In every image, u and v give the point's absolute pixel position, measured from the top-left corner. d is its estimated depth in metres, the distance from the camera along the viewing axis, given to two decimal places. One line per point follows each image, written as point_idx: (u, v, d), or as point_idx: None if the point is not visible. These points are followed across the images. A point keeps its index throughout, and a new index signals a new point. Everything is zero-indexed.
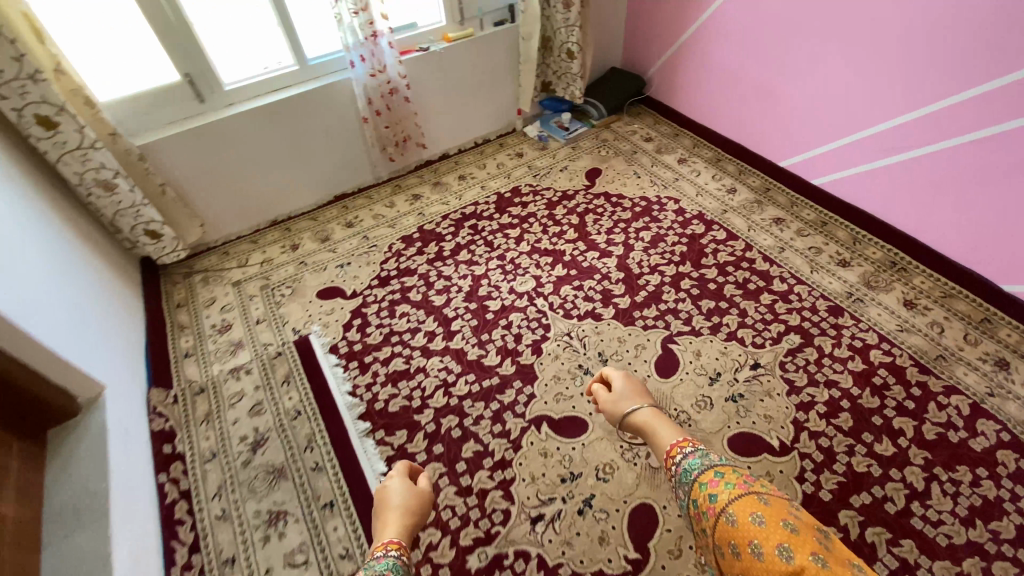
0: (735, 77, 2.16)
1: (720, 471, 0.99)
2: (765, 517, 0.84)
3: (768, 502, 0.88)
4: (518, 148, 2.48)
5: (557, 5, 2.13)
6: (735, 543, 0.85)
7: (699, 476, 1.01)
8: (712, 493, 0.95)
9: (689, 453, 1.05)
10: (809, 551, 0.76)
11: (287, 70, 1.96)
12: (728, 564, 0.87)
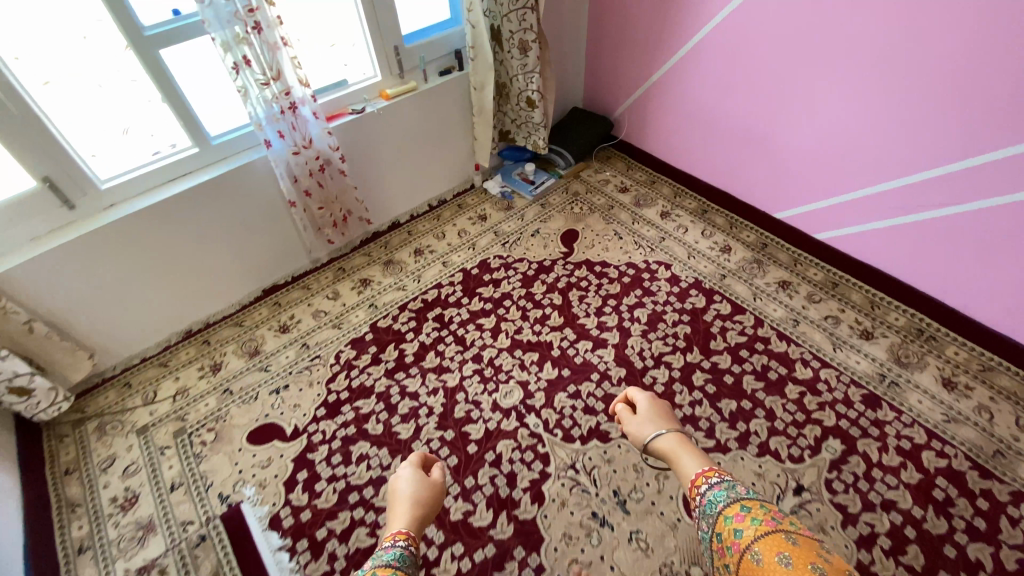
0: (718, 120, 1.92)
1: (746, 505, 0.88)
2: (794, 558, 0.73)
3: (796, 540, 0.76)
4: (479, 209, 2.15)
5: (512, 50, 1.83)
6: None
7: (723, 509, 0.90)
8: (736, 529, 0.84)
9: (714, 484, 0.94)
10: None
11: (185, 155, 1.55)
12: None
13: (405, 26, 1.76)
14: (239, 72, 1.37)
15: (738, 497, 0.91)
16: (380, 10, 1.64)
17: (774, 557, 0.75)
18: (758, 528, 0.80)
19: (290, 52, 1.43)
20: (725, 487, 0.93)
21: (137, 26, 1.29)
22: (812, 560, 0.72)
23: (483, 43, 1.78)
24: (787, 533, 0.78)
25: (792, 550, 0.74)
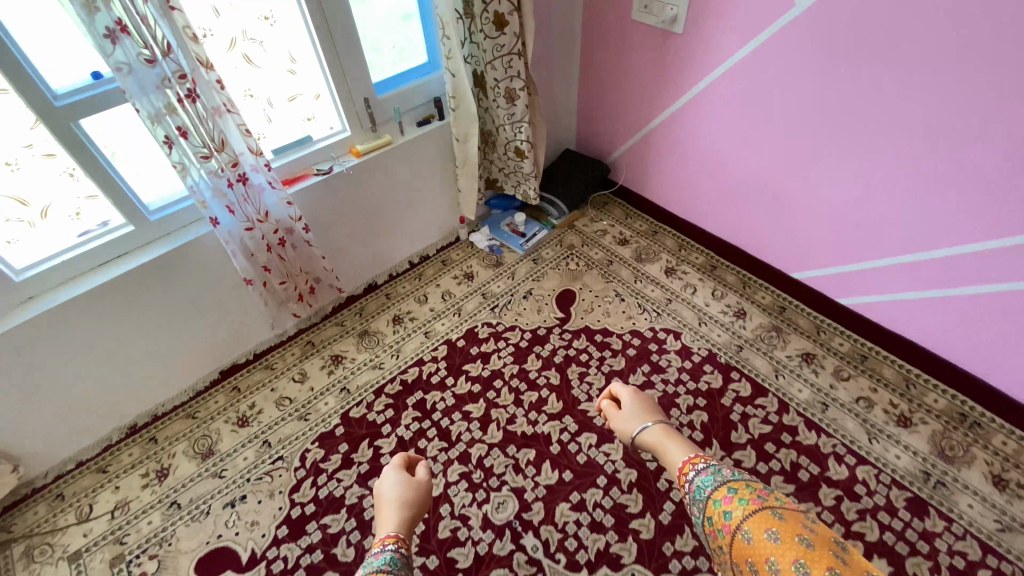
0: (725, 171, 1.74)
1: (733, 487, 0.82)
2: (780, 531, 0.69)
3: (783, 514, 0.72)
4: (465, 265, 1.95)
5: (497, 99, 1.64)
6: (751, 564, 0.69)
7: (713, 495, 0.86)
8: (725, 510, 0.79)
9: (698, 469, 0.87)
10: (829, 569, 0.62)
11: (119, 234, 1.34)
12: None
13: (376, 74, 1.57)
14: (173, 147, 1.15)
15: (728, 475, 0.86)
16: (346, 60, 1.46)
17: (761, 534, 0.71)
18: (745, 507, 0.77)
19: (236, 118, 1.22)
20: (713, 471, 0.86)
21: (48, 97, 1.08)
22: (801, 532, 0.68)
23: (465, 91, 1.60)
24: (772, 508, 0.74)
25: (778, 524, 0.70)
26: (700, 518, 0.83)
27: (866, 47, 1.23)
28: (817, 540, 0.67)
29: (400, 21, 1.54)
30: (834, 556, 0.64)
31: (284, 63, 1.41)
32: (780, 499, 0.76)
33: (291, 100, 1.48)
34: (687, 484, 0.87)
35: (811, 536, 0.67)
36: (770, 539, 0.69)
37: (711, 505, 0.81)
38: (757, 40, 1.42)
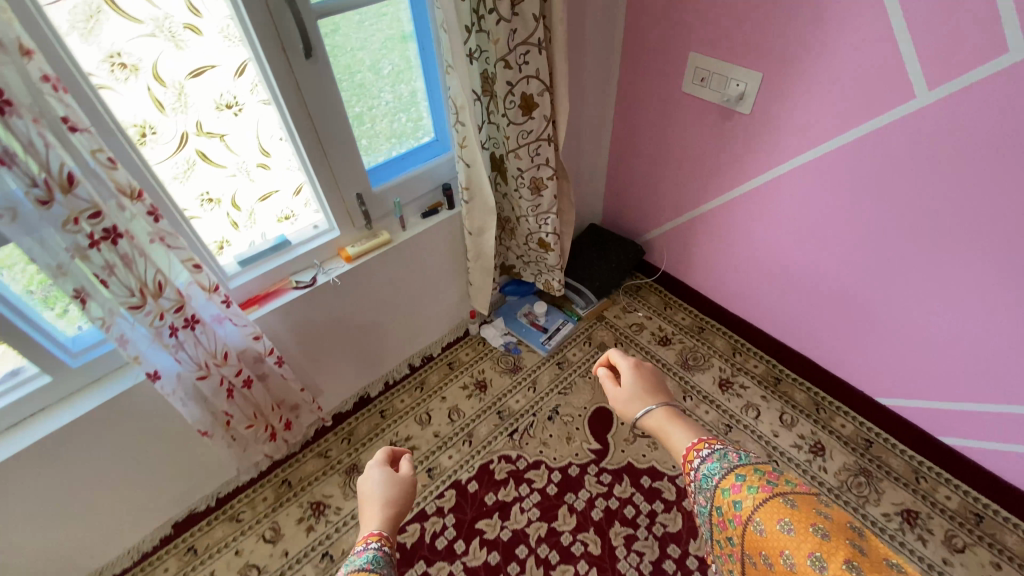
0: (794, 273, 1.43)
1: (741, 472, 0.69)
2: (795, 523, 0.59)
3: (796, 501, 0.62)
4: (476, 370, 1.61)
5: (520, 188, 1.35)
6: (766, 559, 0.61)
7: (720, 483, 0.70)
8: (733, 500, 0.67)
9: (706, 454, 0.74)
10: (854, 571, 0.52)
11: (33, 386, 1.02)
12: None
13: (371, 160, 1.28)
14: (89, 301, 0.84)
15: (740, 457, 0.72)
16: (332, 152, 1.15)
17: (775, 527, 0.60)
18: (756, 497, 0.64)
19: (180, 250, 0.90)
20: (720, 457, 0.73)
21: None
22: (815, 520, 0.58)
23: (480, 182, 1.30)
24: (785, 495, 0.62)
25: (792, 513, 0.60)
26: (707, 509, 0.71)
27: (1015, 160, 0.92)
28: (834, 526, 0.58)
29: (397, 96, 1.23)
30: (854, 550, 0.55)
31: (253, 157, 1.11)
32: (791, 479, 0.65)
33: (263, 198, 1.18)
34: (693, 474, 0.74)
35: (828, 524, 0.58)
36: (785, 535, 0.59)
37: (717, 496, 0.69)
38: (851, 133, 1.12)
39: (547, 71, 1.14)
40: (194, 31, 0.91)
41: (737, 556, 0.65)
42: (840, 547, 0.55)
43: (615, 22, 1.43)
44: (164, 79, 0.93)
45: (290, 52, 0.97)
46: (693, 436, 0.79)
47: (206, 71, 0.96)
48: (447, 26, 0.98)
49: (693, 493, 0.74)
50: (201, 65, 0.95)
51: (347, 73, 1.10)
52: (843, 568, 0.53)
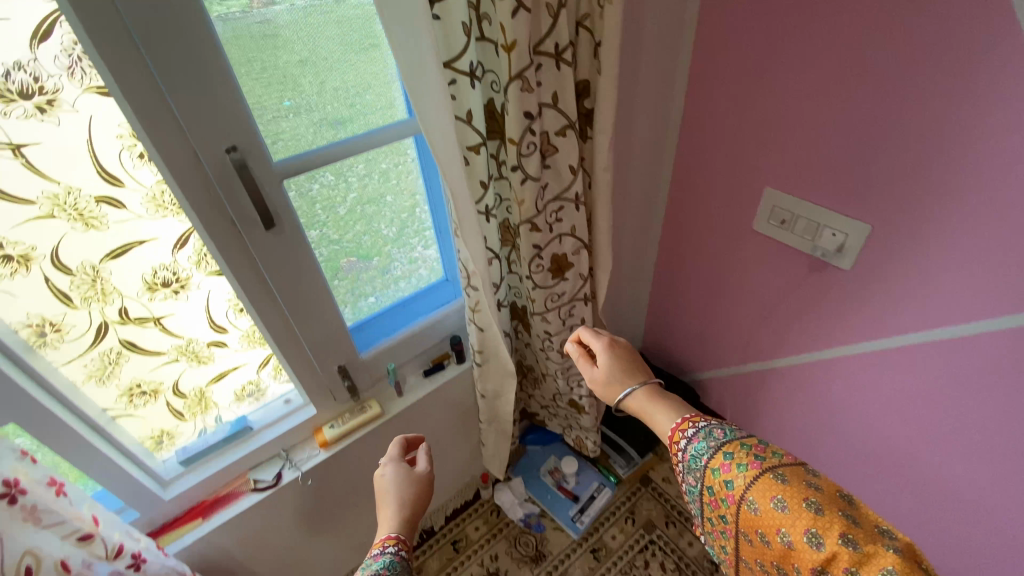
0: (908, 467, 1.07)
1: (729, 449, 0.63)
2: (789, 500, 0.55)
3: (786, 474, 0.57)
4: (488, 557, 1.27)
5: (548, 350, 1.03)
6: (763, 537, 0.57)
7: (709, 464, 0.64)
8: (724, 480, 0.61)
9: (691, 434, 0.67)
10: (854, 549, 0.50)
11: None
12: (749, 552, 0.60)
13: (367, 296, 1.00)
14: None
15: (724, 429, 0.66)
16: (301, 327, 0.87)
17: (768, 506, 0.57)
18: (747, 474, 0.59)
19: (61, 525, 0.65)
20: (707, 435, 0.66)
21: None
22: (809, 496, 0.55)
23: (497, 347, 1.01)
24: (776, 470, 0.58)
25: (784, 490, 0.56)
26: (697, 489, 0.66)
27: None
28: (827, 497, 0.55)
29: (404, 197, 0.95)
30: (852, 524, 0.52)
31: (202, 336, 0.85)
32: (770, 443, 0.62)
33: (218, 378, 0.92)
34: (680, 456, 0.67)
35: (821, 498, 0.54)
36: (779, 514, 0.55)
37: (706, 475, 0.64)
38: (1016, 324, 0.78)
39: (585, 226, 0.89)
40: (113, 203, 0.68)
41: (728, 526, 0.62)
42: (838, 526, 0.52)
43: (663, 142, 1.19)
44: (70, 265, 0.69)
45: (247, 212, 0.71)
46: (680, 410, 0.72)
47: (132, 248, 0.72)
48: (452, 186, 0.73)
49: (679, 468, 0.68)
50: (123, 243, 0.71)
51: (315, 220, 0.84)
52: (841, 546, 0.51)
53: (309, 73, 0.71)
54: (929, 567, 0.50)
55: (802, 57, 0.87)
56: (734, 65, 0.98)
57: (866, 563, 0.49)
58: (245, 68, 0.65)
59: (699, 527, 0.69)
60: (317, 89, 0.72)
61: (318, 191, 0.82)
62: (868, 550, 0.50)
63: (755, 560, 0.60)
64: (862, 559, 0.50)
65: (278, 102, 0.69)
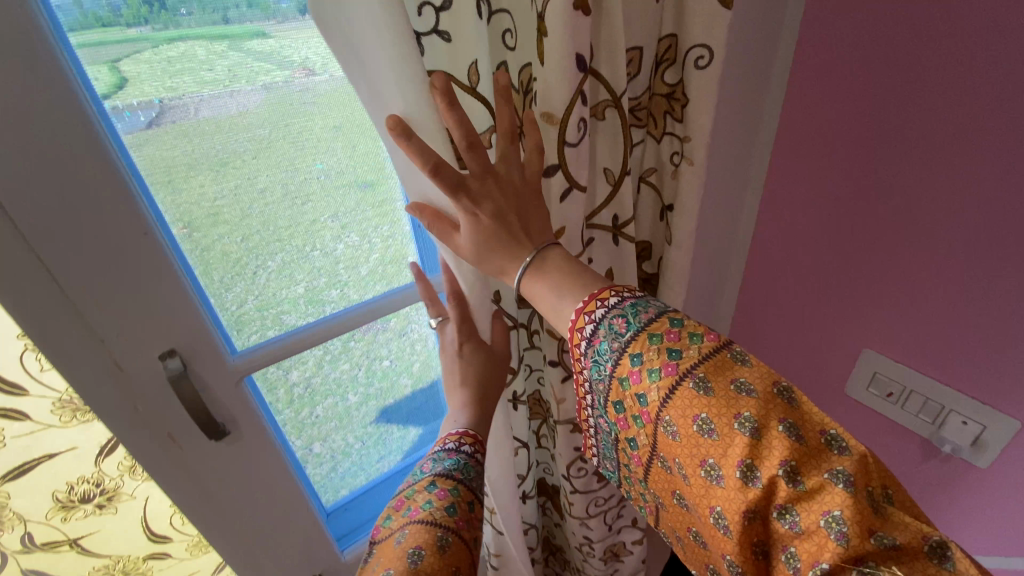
0: None
1: (635, 345, 0.40)
2: (716, 421, 0.35)
3: (709, 377, 0.36)
4: None
5: (587, 556, 0.79)
6: (680, 470, 0.38)
7: (613, 369, 0.41)
8: (634, 394, 0.40)
9: (588, 332, 0.42)
10: (800, 485, 0.32)
11: None
12: (659, 479, 0.42)
13: (384, 359, 0.73)
14: None
15: (627, 309, 0.41)
16: (254, 552, 0.65)
17: (689, 429, 0.37)
18: (660, 380, 0.38)
19: None
20: (609, 327, 0.42)
21: None
22: (740, 410, 0.35)
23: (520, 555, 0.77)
24: (695, 376, 0.37)
25: (709, 404, 0.36)
26: (602, 401, 0.44)
27: None
28: (762, 402, 0.35)
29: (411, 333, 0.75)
30: (798, 446, 0.33)
31: (136, 551, 0.66)
32: (685, 318, 0.40)
33: None
34: (578, 361, 0.44)
35: (756, 408, 0.34)
36: (704, 440, 0.36)
37: (613, 387, 0.42)
38: None
39: None
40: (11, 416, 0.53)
41: (636, 450, 0.43)
42: (779, 454, 0.33)
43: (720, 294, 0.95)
44: None
45: (242, 322, 0.54)
46: (577, 299, 0.43)
47: (40, 462, 0.57)
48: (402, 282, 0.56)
49: (580, 373, 0.45)
50: (25, 459, 0.56)
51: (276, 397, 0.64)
52: (779, 477, 0.33)
53: (342, 137, 0.53)
54: (878, 486, 0.32)
55: (912, 211, 0.66)
56: (814, 204, 0.76)
57: (810, 504, 0.32)
58: (291, 123, 0.49)
59: (587, 416, 0.49)
60: (351, 150, 0.55)
61: (343, 251, 0.59)
62: (813, 488, 0.32)
63: (666, 494, 0.42)
64: (807, 495, 0.32)
65: (310, 164, 0.52)
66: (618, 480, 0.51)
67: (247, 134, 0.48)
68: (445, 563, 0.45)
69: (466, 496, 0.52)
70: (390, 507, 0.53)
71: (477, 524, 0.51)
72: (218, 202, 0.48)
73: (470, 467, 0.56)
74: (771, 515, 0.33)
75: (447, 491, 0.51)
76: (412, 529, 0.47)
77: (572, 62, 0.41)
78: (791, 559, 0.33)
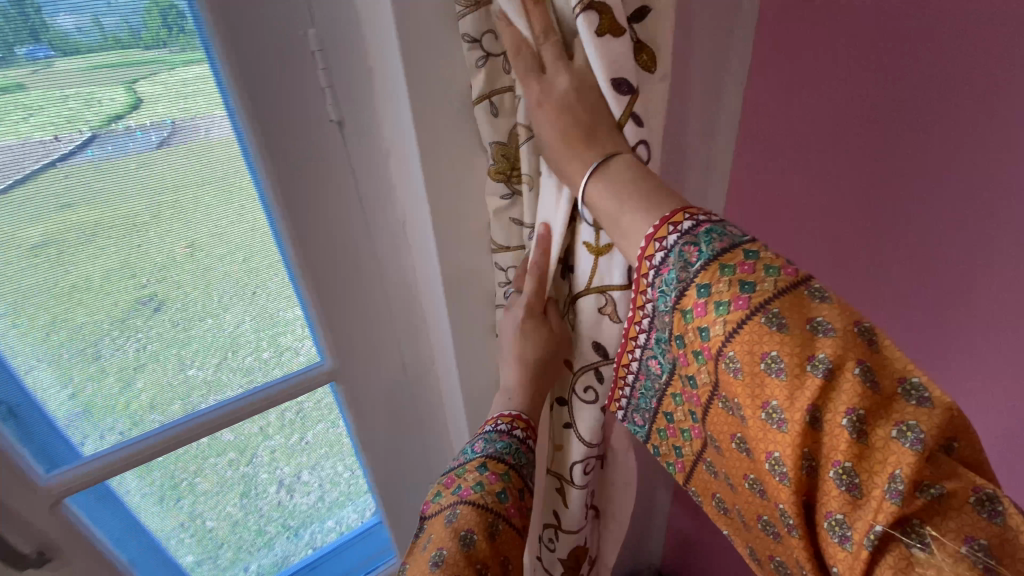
0: None
1: (705, 277, 0.40)
2: (788, 360, 0.36)
3: (784, 313, 0.37)
4: None
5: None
6: (738, 410, 0.40)
7: (681, 301, 0.42)
8: (698, 328, 0.41)
9: (658, 261, 0.43)
10: (857, 434, 0.34)
11: None
12: (715, 422, 0.43)
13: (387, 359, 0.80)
14: None
15: (701, 236, 0.41)
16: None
17: (755, 367, 0.37)
18: (731, 316, 0.38)
19: None
20: (678, 258, 0.42)
21: None
22: (815, 350, 0.35)
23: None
24: (769, 311, 0.37)
25: (782, 341, 0.36)
26: (663, 334, 0.46)
27: None
28: (842, 343, 0.35)
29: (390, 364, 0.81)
30: (869, 393, 0.34)
31: None
32: (762, 251, 0.39)
33: None
34: (641, 295, 0.45)
35: (834, 349, 0.35)
36: (771, 379, 0.37)
37: (675, 320, 0.43)
38: None
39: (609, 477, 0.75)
40: None
41: (695, 388, 0.44)
42: (848, 403, 0.34)
43: None
44: None
45: (237, 342, 0.68)
46: (648, 224, 0.44)
47: None
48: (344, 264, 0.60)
49: (639, 305, 0.46)
50: None
51: (250, 451, 0.76)
52: (843, 426, 0.34)
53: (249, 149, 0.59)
54: (946, 442, 0.34)
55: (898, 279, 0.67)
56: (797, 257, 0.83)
57: (874, 465, 0.34)
58: (220, 160, 0.58)
59: (631, 357, 0.50)
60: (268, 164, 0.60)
61: None
62: (878, 444, 0.34)
63: (723, 438, 0.42)
64: (865, 452, 0.34)
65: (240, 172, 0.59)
66: (647, 435, 0.53)
67: (169, 165, 0.55)
68: (494, 553, 0.46)
69: (517, 483, 0.52)
70: (439, 483, 0.52)
71: (525, 510, 0.51)
72: (138, 207, 0.56)
73: (520, 455, 0.54)
74: (827, 472, 0.35)
75: (498, 475, 0.51)
76: (462, 511, 0.47)
77: (615, 85, 0.47)
78: (834, 525, 0.36)
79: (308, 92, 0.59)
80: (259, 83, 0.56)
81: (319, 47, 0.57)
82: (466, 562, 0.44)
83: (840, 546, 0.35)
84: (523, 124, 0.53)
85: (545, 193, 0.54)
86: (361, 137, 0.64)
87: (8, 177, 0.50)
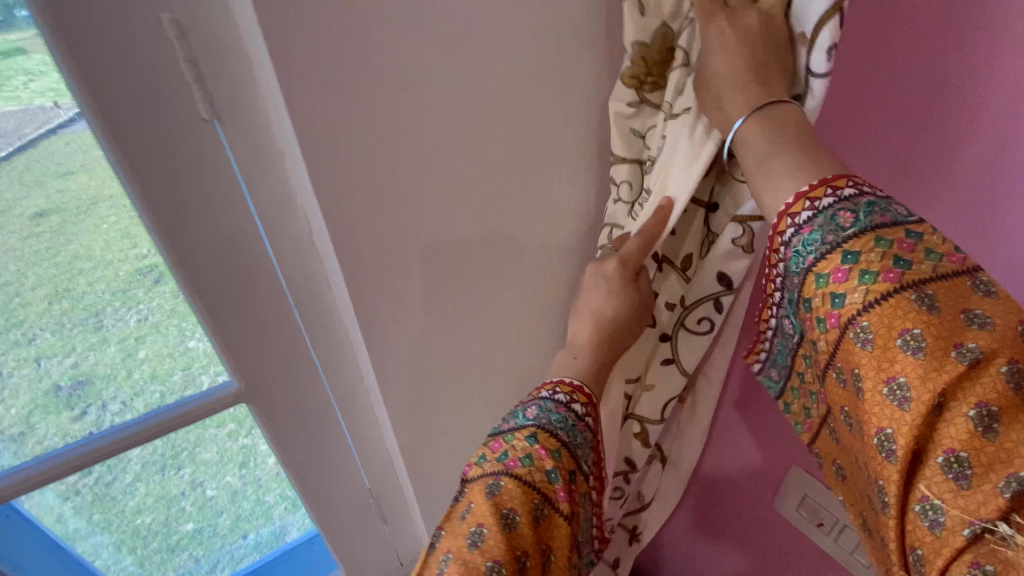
0: None
1: (853, 244, 0.35)
2: (930, 340, 0.31)
3: (938, 296, 0.32)
4: None
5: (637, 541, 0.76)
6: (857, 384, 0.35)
7: (817, 267, 0.36)
8: (829, 294, 0.36)
9: (799, 222, 0.37)
10: (986, 426, 0.30)
11: None
12: (834, 395, 0.39)
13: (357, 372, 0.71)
14: None
15: (863, 207, 0.35)
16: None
17: (886, 338, 0.33)
18: (873, 290, 0.33)
19: None
20: (825, 224, 0.36)
21: None
22: (965, 335, 0.31)
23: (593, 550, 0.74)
24: (922, 290, 0.32)
25: (926, 321, 0.31)
26: (791, 298, 0.40)
27: None
28: (1001, 338, 0.30)
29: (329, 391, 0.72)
30: (1012, 395, 0.29)
31: None
32: (927, 234, 0.33)
33: None
34: (772, 251, 0.40)
35: (990, 341, 0.30)
36: (903, 356, 0.32)
37: (802, 284, 0.38)
38: None
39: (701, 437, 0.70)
40: None
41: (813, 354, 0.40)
42: (980, 395, 0.30)
43: None
44: None
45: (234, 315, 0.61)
46: (805, 181, 0.37)
47: None
48: (386, 232, 0.54)
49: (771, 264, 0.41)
50: None
51: (249, 425, 0.71)
52: (966, 418, 0.30)
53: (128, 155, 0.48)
54: None
55: None
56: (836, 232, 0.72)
57: (993, 460, 0.30)
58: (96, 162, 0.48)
59: (771, 314, 0.45)
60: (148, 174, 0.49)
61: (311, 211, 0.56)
62: (1004, 444, 0.29)
63: (835, 407, 0.39)
64: (988, 453, 0.30)
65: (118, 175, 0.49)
66: (781, 391, 0.48)
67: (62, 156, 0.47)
68: (536, 538, 0.40)
69: (567, 463, 0.45)
70: (483, 445, 0.46)
71: (574, 493, 0.45)
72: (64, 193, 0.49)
73: (577, 432, 0.47)
74: (931, 457, 0.31)
75: (549, 451, 0.44)
76: (506, 485, 0.42)
77: None
78: (928, 509, 0.32)
79: (173, 93, 0.46)
80: (111, 89, 0.44)
81: (178, 35, 0.44)
82: (507, 545, 0.38)
83: (927, 530, 0.32)
84: (683, 47, 0.45)
85: (681, 143, 0.46)
86: (260, 164, 0.52)
87: (10, 143, 0.46)
